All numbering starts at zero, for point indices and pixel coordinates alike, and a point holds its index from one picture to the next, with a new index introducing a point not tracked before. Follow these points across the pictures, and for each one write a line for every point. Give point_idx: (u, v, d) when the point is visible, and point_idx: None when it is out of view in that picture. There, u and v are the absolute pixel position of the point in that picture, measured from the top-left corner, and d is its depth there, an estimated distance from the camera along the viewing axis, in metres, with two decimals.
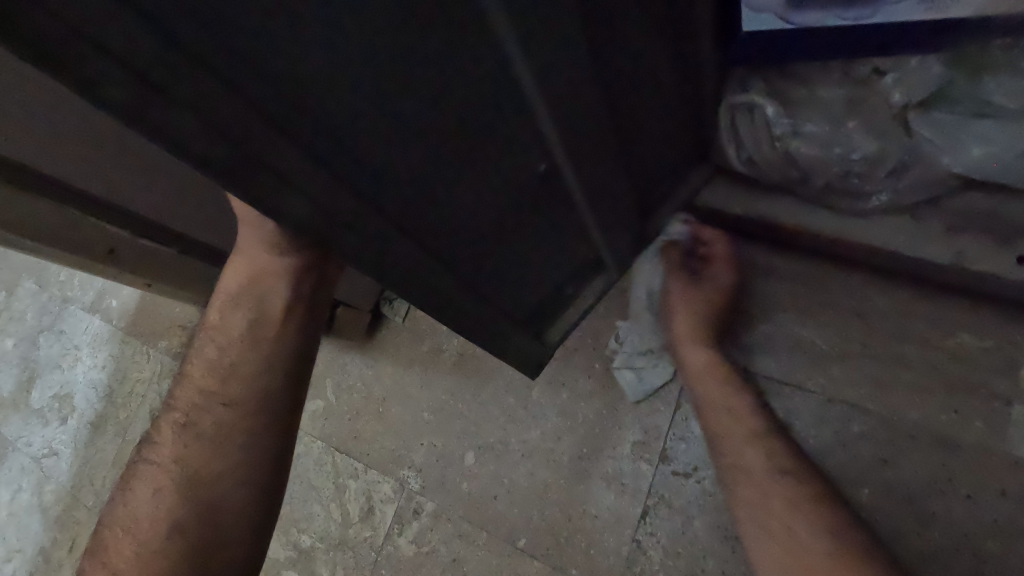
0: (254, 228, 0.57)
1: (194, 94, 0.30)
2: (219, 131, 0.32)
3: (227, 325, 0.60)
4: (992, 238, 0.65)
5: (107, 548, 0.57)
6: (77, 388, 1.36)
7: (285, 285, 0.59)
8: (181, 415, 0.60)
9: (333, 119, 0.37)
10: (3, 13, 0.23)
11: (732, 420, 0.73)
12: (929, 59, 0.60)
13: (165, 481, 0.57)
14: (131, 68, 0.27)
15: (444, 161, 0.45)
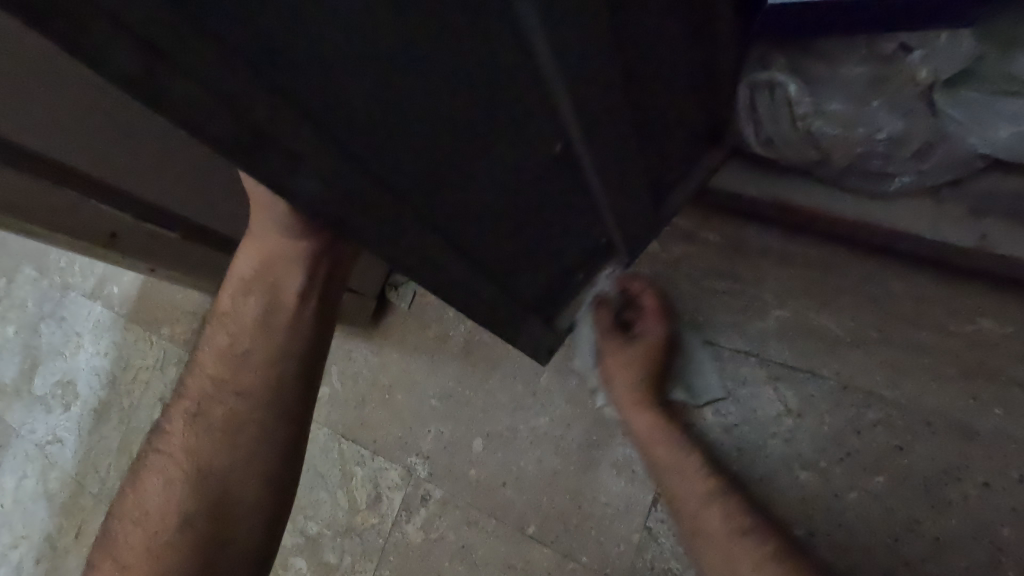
0: (268, 212, 0.55)
1: (198, 59, 0.28)
2: (231, 104, 0.31)
3: (238, 312, 0.59)
4: (1015, 220, 0.64)
5: (117, 538, 0.56)
6: (79, 375, 1.35)
7: (300, 271, 0.57)
8: (190, 404, 0.58)
9: (346, 92, 0.35)
10: None
11: (685, 479, 0.75)
12: (960, 35, 0.56)
13: (174, 472, 0.56)
14: (131, 31, 0.26)
15: (458, 138, 0.43)
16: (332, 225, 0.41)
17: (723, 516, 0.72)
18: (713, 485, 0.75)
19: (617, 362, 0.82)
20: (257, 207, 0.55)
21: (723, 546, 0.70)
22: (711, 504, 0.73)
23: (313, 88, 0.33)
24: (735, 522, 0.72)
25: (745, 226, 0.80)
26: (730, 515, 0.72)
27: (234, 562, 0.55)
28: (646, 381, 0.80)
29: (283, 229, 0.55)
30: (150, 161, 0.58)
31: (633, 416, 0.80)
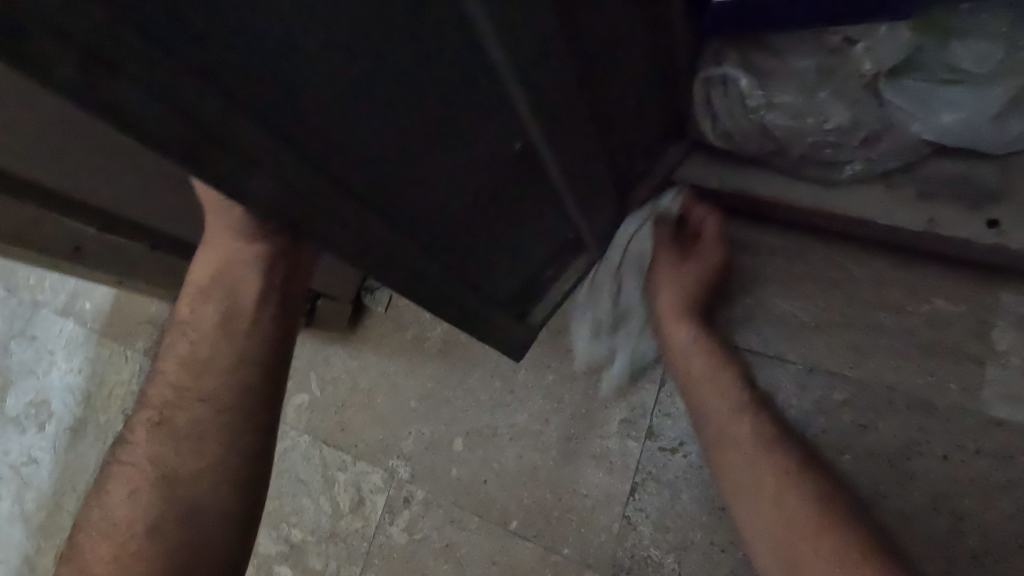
0: (222, 217, 0.56)
1: (144, 67, 0.29)
2: (176, 109, 0.31)
3: (197, 319, 0.59)
4: (962, 203, 0.66)
5: (82, 551, 0.55)
6: (53, 394, 1.33)
7: (257, 276, 0.58)
8: (154, 413, 0.58)
9: (300, 93, 0.35)
10: None
11: (714, 392, 0.74)
12: (898, 26, 0.59)
13: (139, 482, 0.56)
14: (75, 41, 0.26)
15: (414, 138, 0.44)
16: (286, 227, 0.41)
17: (753, 431, 0.71)
18: (745, 404, 0.73)
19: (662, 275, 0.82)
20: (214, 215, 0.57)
21: (754, 465, 0.69)
22: (740, 420, 0.72)
23: (261, 90, 0.34)
24: (769, 446, 0.69)
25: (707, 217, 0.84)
26: (759, 434, 0.70)
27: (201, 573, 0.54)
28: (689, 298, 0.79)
29: (237, 233, 0.57)
30: (111, 178, 0.57)
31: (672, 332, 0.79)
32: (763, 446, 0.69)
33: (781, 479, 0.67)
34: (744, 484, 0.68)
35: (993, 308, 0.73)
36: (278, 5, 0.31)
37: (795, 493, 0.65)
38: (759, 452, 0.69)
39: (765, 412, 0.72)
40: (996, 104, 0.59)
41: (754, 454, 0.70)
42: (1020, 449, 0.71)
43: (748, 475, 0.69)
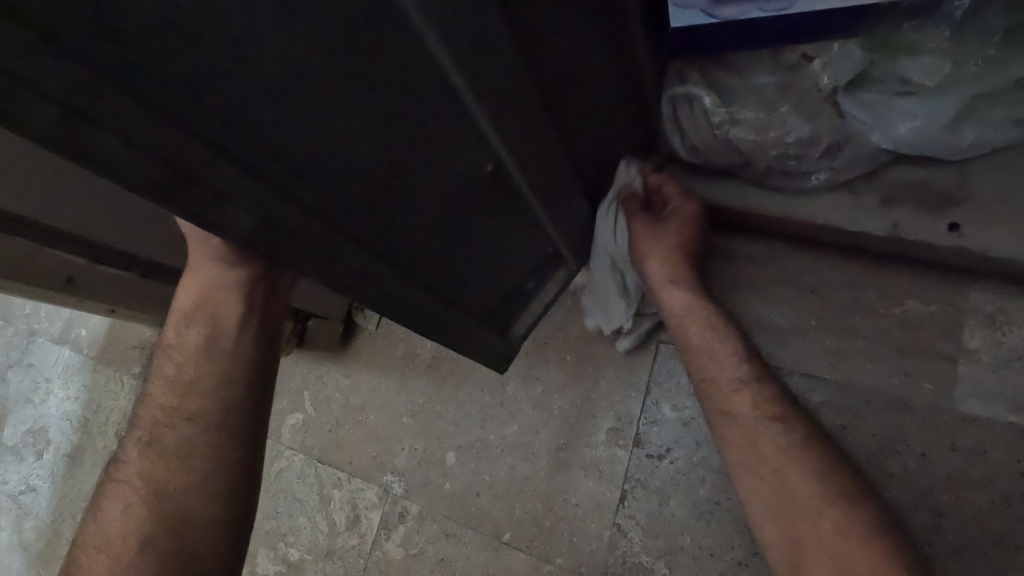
0: (201, 245, 0.58)
1: (120, 118, 0.31)
2: (150, 153, 0.33)
3: (182, 342, 0.61)
4: (923, 207, 0.69)
5: (79, 565, 0.56)
6: (50, 422, 1.39)
7: (236, 299, 0.60)
8: (145, 432, 0.60)
9: (271, 130, 0.38)
10: None
11: (718, 360, 0.69)
12: (849, 44, 0.62)
13: (131, 497, 0.57)
14: (53, 100, 0.28)
15: (382, 164, 0.46)
16: (264, 256, 0.43)
17: (753, 405, 0.67)
18: (745, 373, 0.68)
19: (646, 242, 0.73)
20: (194, 242, 0.58)
21: (754, 437, 0.65)
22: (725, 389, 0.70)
23: (233, 131, 0.36)
24: (770, 421, 0.65)
25: None
26: (759, 404, 0.67)
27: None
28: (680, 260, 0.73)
29: (215, 258, 0.59)
30: (102, 212, 0.59)
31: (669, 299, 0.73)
32: (762, 419, 0.66)
33: (784, 457, 0.63)
34: (747, 458, 0.66)
35: (962, 307, 0.75)
36: (245, 53, 0.33)
37: (796, 473, 0.62)
38: (757, 428, 0.65)
39: (765, 380, 0.68)
40: (949, 112, 0.62)
41: (753, 425, 0.66)
42: (995, 443, 0.72)
43: (751, 452, 0.65)
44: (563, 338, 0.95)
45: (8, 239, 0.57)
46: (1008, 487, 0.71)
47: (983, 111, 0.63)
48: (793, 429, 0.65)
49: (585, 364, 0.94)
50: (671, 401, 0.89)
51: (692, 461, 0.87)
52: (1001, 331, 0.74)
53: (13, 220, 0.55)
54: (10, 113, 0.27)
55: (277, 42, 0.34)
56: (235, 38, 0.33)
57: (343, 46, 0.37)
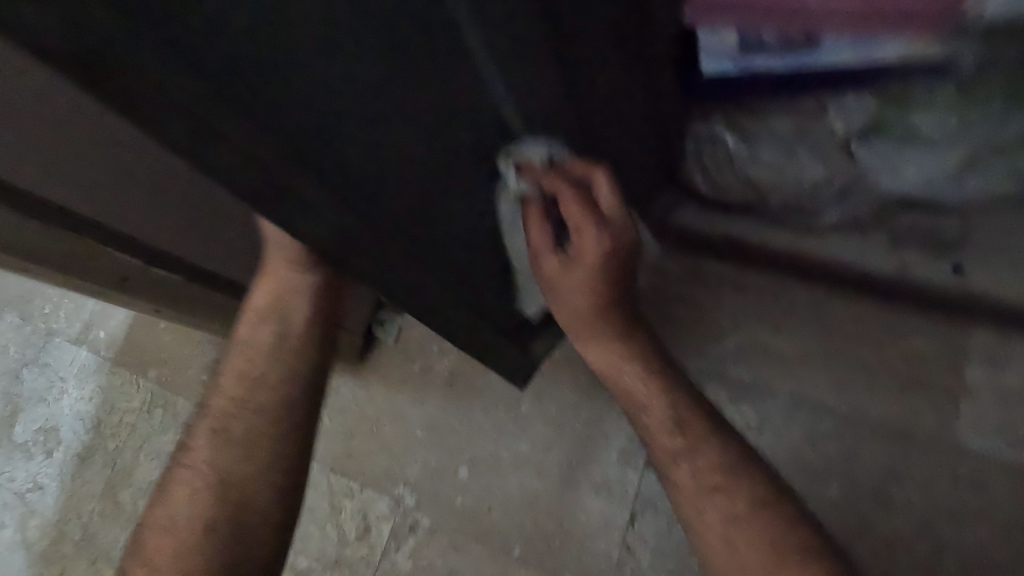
0: (282, 246, 0.57)
1: (237, 129, 0.32)
2: (259, 162, 0.34)
3: (253, 337, 0.60)
4: (929, 249, 0.74)
5: (145, 549, 0.55)
6: (63, 421, 1.42)
7: (305, 299, 0.60)
8: (214, 420, 0.58)
9: (341, 146, 0.39)
10: (121, 89, 0.26)
11: (651, 429, 0.65)
12: (865, 96, 0.66)
13: (199, 483, 0.56)
14: (186, 110, 0.29)
15: (432, 187, 0.49)
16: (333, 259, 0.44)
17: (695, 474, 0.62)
18: (680, 443, 0.63)
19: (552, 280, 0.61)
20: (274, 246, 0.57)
21: (701, 505, 0.61)
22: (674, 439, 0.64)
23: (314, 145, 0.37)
24: (714, 488, 0.61)
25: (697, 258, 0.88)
26: (700, 474, 0.62)
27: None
28: (590, 305, 0.63)
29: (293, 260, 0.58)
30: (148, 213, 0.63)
31: (589, 344, 0.66)
32: (706, 488, 0.61)
33: (733, 526, 0.59)
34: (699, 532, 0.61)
35: (965, 345, 0.79)
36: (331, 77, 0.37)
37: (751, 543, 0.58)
38: (701, 494, 0.61)
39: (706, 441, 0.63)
40: (953, 163, 0.66)
41: (698, 491, 0.62)
42: (993, 478, 0.76)
43: (700, 523, 0.61)
44: (577, 360, 0.98)
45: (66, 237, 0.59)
46: (1004, 520, 0.74)
47: (989, 163, 0.66)
48: (736, 497, 0.60)
49: (597, 386, 0.97)
50: None
51: None
52: (1001, 370, 0.77)
53: (67, 216, 0.58)
54: (151, 123, 0.28)
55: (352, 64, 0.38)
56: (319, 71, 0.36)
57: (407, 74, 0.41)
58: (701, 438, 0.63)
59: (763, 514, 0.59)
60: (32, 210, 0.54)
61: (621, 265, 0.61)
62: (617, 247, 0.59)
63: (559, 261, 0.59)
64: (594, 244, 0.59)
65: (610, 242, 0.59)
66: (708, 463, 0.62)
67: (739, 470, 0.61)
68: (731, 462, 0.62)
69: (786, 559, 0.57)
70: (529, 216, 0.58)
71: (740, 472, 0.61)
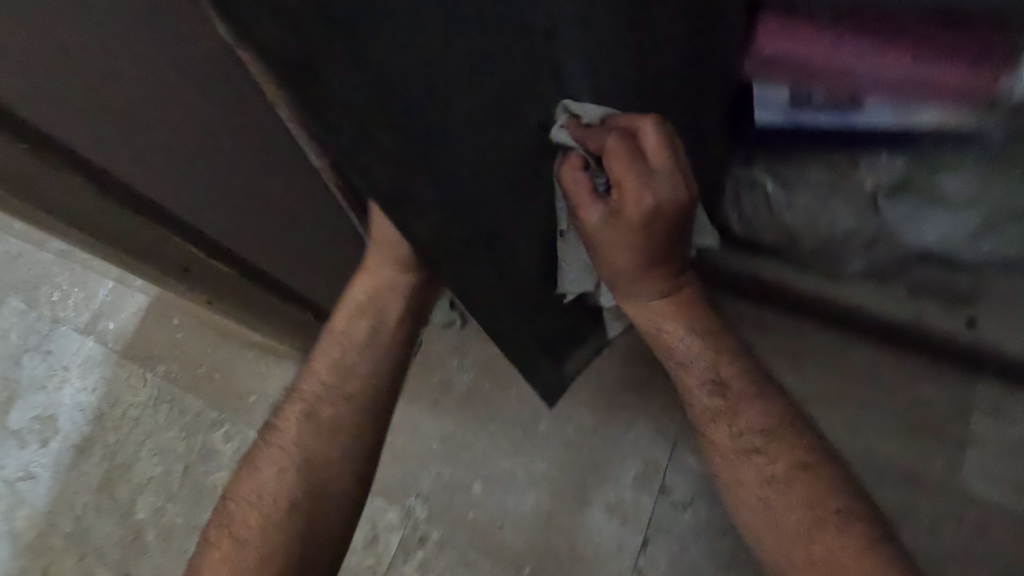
0: (383, 241, 0.51)
1: (388, 134, 0.36)
2: (398, 166, 0.38)
3: (347, 330, 0.55)
4: (944, 300, 0.80)
5: (230, 520, 0.53)
6: (62, 410, 1.40)
7: (402, 300, 0.54)
8: (305, 403, 0.55)
9: (455, 158, 0.43)
10: (311, 90, 0.30)
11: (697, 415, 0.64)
12: (895, 157, 0.71)
13: (286, 465, 0.53)
14: (354, 116, 0.33)
15: (519, 205, 0.53)
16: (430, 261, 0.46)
17: (736, 434, 0.62)
18: (715, 403, 0.63)
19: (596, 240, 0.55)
20: (378, 238, 0.51)
21: (736, 468, 0.61)
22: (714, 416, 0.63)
23: (437, 155, 0.41)
24: (753, 453, 0.61)
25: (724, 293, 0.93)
26: (739, 434, 0.61)
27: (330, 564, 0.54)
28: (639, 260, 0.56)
29: (395, 259, 0.52)
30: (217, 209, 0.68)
31: (633, 299, 0.62)
32: (747, 449, 0.61)
33: (770, 487, 0.59)
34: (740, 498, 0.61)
35: (971, 395, 0.84)
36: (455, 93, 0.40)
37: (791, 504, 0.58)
38: (739, 454, 0.61)
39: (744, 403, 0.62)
40: (971, 226, 0.72)
41: (736, 452, 0.62)
42: (994, 524, 0.80)
43: (735, 483, 0.61)
44: (597, 384, 1.01)
45: (130, 216, 0.68)
46: (1004, 564, 0.79)
47: (1003, 227, 0.72)
48: (776, 459, 0.60)
49: (615, 412, 0.99)
50: (692, 452, 0.95)
51: (715, 514, 0.93)
52: (1004, 421, 0.82)
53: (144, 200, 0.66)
54: (329, 123, 0.32)
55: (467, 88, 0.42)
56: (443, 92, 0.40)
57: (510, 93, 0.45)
58: (744, 399, 0.62)
59: (801, 476, 0.59)
60: (110, 186, 0.64)
61: (673, 218, 0.53)
62: (664, 208, 0.52)
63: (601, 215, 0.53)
64: (639, 200, 0.51)
65: (657, 202, 0.51)
66: (751, 422, 0.62)
67: (777, 432, 0.61)
68: (772, 424, 0.61)
69: (823, 520, 0.57)
70: (568, 167, 0.53)
71: (783, 435, 0.61)
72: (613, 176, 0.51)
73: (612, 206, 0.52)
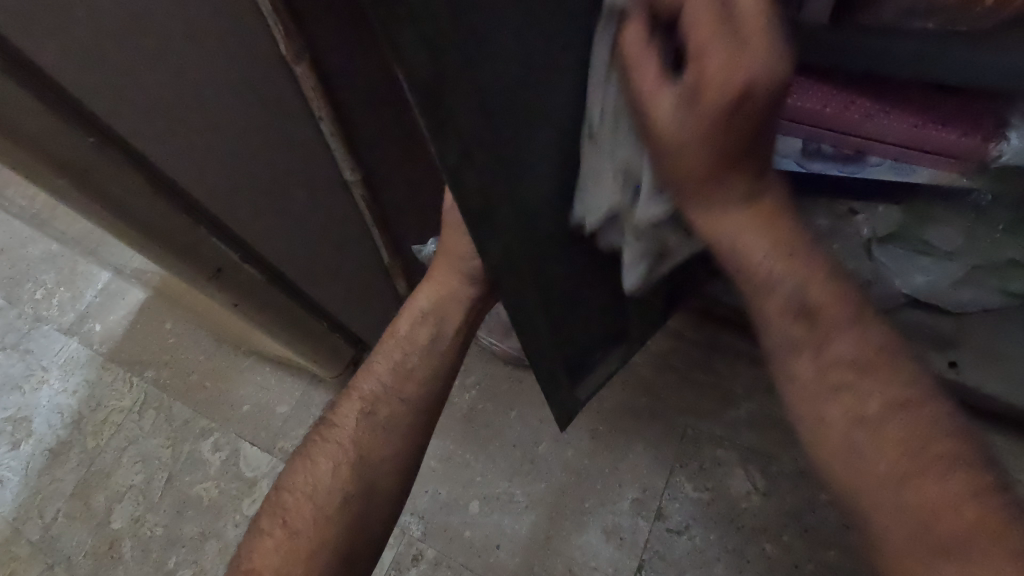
0: (457, 257, 0.62)
1: (476, 142, 0.42)
2: (477, 173, 0.43)
3: (411, 335, 0.61)
4: (932, 343, 0.86)
5: (281, 507, 0.55)
6: (38, 412, 1.34)
7: (461, 311, 0.63)
8: (363, 402, 0.59)
9: (521, 176, 0.48)
10: (430, 92, 0.37)
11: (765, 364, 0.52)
12: (890, 208, 0.77)
13: (341, 456, 0.56)
14: (454, 122, 0.40)
15: (566, 231, 0.57)
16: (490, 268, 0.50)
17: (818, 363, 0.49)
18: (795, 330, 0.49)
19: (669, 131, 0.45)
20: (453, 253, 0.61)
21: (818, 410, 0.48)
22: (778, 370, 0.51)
23: (507, 169, 0.46)
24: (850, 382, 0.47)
25: (719, 329, 1.05)
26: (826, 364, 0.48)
27: (372, 562, 0.55)
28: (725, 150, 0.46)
29: (465, 273, 0.62)
30: (258, 205, 0.75)
31: (699, 204, 0.50)
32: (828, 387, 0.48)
33: (859, 425, 0.46)
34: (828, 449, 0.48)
35: None
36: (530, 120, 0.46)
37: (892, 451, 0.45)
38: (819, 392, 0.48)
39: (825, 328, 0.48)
40: (956, 273, 0.80)
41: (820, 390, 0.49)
42: None
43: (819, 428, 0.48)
44: (598, 409, 1.04)
45: (174, 214, 0.69)
46: None
47: (980, 278, 0.81)
48: (870, 396, 0.47)
49: (616, 437, 1.02)
50: (690, 480, 0.98)
51: (709, 540, 0.95)
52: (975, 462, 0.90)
53: (185, 194, 0.69)
54: (437, 124, 0.39)
55: (543, 120, 0.47)
56: (520, 119, 0.45)
57: (572, 138, 0.50)
58: (836, 327, 0.48)
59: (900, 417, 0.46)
60: (161, 182, 0.66)
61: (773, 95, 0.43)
62: (757, 85, 0.42)
63: (672, 99, 0.45)
64: (722, 68, 0.42)
65: (748, 78, 0.42)
66: (842, 351, 0.48)
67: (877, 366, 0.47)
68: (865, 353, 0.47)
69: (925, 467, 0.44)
70: (631, 41, 0.44)
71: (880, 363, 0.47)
72: (692, 50, 0.43)
73: (690, 85, 0.43)
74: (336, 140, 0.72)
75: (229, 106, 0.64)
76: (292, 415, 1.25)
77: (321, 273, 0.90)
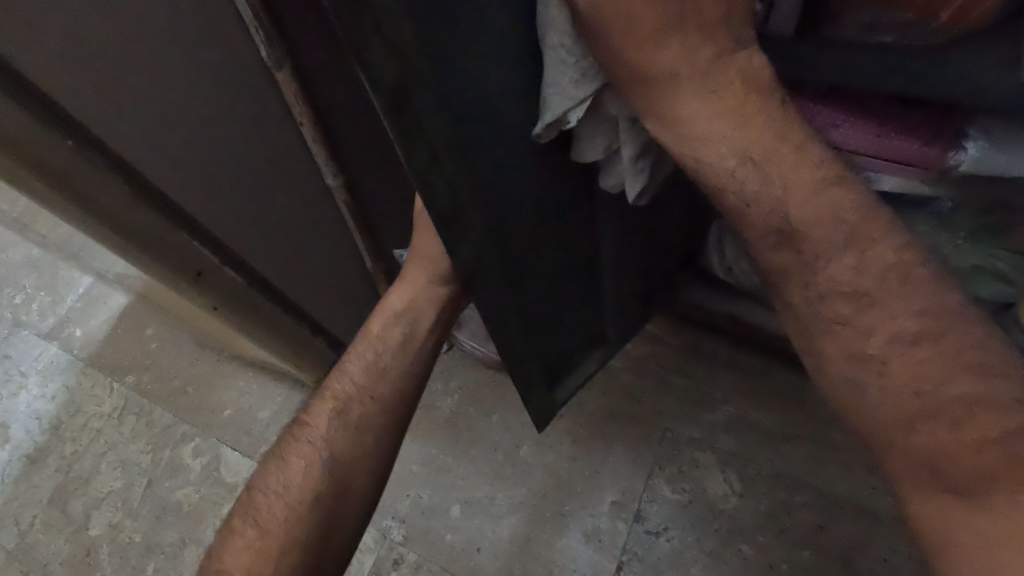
0: (430, 260, 0.62)
1: (445, 150, 0.44)
2: (447, 179, 0.45)
3: (384, 336, 0.62)
4: None
5: (253, 508, 0.56)
6: (16, 418, 1.32)
7: (433, 311, 0.63)
8: (336, 401, 0.59)
9: (493, 182, 0.49)
10: (398, 103, 0.39)
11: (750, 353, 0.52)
12: None
13: (314, 456, 0.57)
14: (423, 131, 0.41)
15: (540, 236, 0.59)
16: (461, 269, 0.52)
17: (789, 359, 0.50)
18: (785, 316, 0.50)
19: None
20: (425, 254, 0.62)
21: None
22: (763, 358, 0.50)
23: (477, 175, 0.48)
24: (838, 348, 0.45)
25: (697, 334, 1.06)
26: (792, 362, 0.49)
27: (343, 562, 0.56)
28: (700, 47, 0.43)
29: (438, 275, 0.63)
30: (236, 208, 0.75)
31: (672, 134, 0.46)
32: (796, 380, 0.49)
33: None
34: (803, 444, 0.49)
35: None
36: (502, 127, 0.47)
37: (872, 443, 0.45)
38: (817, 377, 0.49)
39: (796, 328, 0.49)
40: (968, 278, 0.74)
41: None
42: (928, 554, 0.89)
43: None
44: (577, 412, 1.05)
45: (152, 217, 0.69)
46: None
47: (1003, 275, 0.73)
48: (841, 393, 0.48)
49: (596, 440, 1.03)
50: (669, 483, 1.00)
51: (687, 541, 0.96)
52: None
53: (164, 197, 0.69)
54: (405, 133, 0.41)
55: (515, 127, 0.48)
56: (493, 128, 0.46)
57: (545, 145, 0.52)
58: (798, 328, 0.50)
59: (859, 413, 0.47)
60: (139, 185, 0.66)
61: None
62: None
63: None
64: None
65: None
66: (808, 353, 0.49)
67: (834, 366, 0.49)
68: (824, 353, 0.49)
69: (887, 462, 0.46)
70: None
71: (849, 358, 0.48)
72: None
73: None
74: (318, 145, 0.73)
75: (208, 111, 0.65)
76: (274, 419, 1.25)
77: (303, 277, 0.91)
